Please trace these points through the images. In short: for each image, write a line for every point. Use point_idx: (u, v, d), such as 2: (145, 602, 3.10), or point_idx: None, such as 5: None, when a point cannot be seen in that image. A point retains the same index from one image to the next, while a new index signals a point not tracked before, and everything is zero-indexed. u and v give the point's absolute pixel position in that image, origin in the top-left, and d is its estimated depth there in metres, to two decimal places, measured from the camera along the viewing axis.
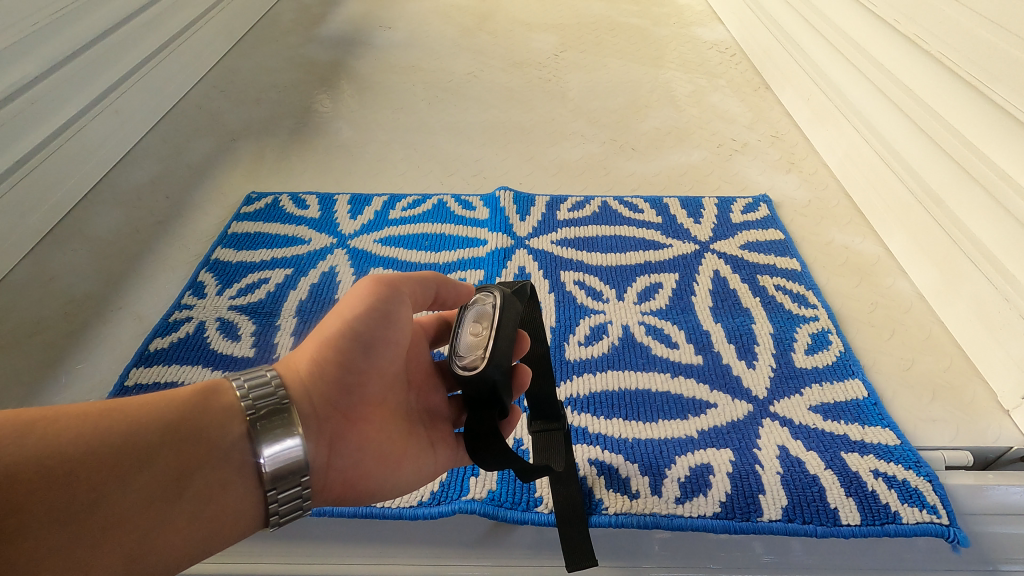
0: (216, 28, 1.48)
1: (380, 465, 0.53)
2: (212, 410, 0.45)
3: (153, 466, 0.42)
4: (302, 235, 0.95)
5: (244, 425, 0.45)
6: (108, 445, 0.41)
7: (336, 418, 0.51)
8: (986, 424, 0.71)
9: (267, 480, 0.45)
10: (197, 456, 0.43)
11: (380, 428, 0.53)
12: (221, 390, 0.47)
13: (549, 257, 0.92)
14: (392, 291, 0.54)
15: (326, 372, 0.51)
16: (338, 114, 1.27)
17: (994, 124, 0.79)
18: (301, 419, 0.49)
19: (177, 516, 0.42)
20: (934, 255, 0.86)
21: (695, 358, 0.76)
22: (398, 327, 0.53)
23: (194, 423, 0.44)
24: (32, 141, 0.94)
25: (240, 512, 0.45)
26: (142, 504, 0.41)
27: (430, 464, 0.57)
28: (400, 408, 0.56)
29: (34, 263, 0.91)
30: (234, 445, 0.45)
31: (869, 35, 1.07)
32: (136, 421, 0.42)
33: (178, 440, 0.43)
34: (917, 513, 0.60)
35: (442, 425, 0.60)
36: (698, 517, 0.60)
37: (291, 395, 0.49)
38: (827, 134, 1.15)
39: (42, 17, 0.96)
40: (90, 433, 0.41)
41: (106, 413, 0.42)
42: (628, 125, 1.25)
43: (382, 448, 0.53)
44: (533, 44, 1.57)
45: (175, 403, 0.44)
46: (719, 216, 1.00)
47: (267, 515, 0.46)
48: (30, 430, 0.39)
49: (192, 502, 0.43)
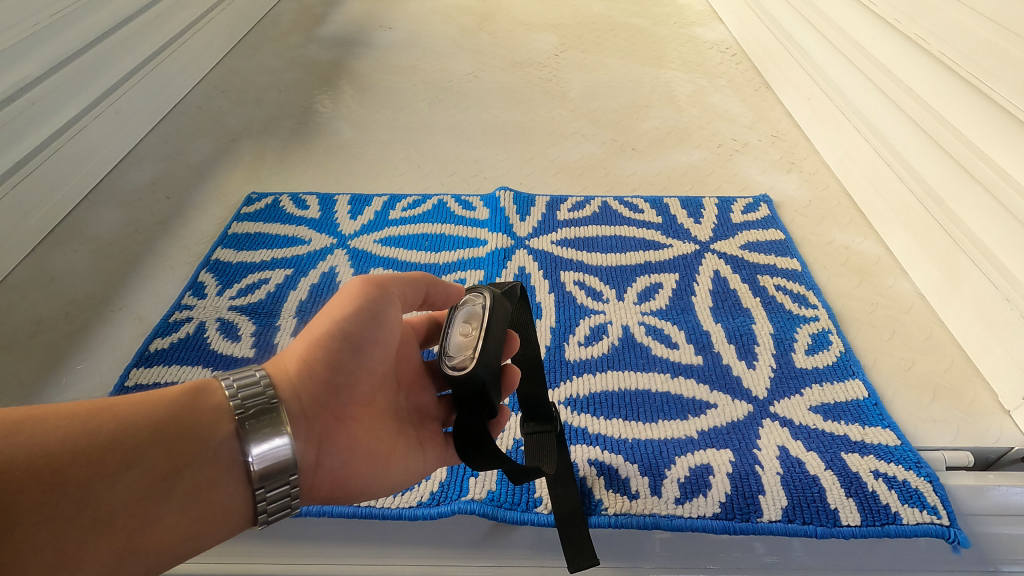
0: (217, 29, 1.48)
1: (369, 465, 0.53)
2: (201, 409, 0.45)
3: (142, 465, 0.42)
4: (302, 236, 0.96)
5: (232, 424, 0.45)
6: (97, 444, 0.41)
7: (325, 418, 0.51)
8: (987, 424, 0.71)
9: (255, 479, 0.45)
10: (185, 455, 0.43)
11: (369, 428, 0.53)
12: (210, 390, 0.47)
13: (549, 257, 0.92)
14: (382, 292, 0.54)
15: (316, 373, 0.51)
16: (339, 114, 1.27)
17: (994, 123, 0.79)
18: (290, 419, 0.49)
19: (165, 515, 0.42)
20: (935, 255, 0.86)
21: (695, 358, 0.76)
22: (388, 327, 0.54)
23: (183, 423, 0.44)
24: (33, 141, 0.94)
25: (228, 511, 0.45)
26: (131, 503, 0.41)
27: (419, 463, 0.57)
28: (389, 408, 0.56)
29: (35, 263, 0.91)
30: (223, 444, 0.45)
31: (870, 34, 1.07)
32: (125, 421, 0.42)
33: (166, 439, 0.43)
34: (917, 514, 0.60)
35: (431, 424, 0.60)
36: (698, 517, 0.60)
37: (280, 395, 0.49)
38: (828, 134, 1.15)
39: (43, 18, 0.97)
40: (78, 432, 0.41)
41: (95, 412, 0.42)
42: (629, 125, 1.25)
43: (371, 449, 0.53)
44: (533, 44, 1.56)
45: (165, 403, 0.44)
46: (719, 216, 1.00)
47: (255, 514, 0.46)
48: (20, 429, 0.39)
49: (180, 501, 0.43)
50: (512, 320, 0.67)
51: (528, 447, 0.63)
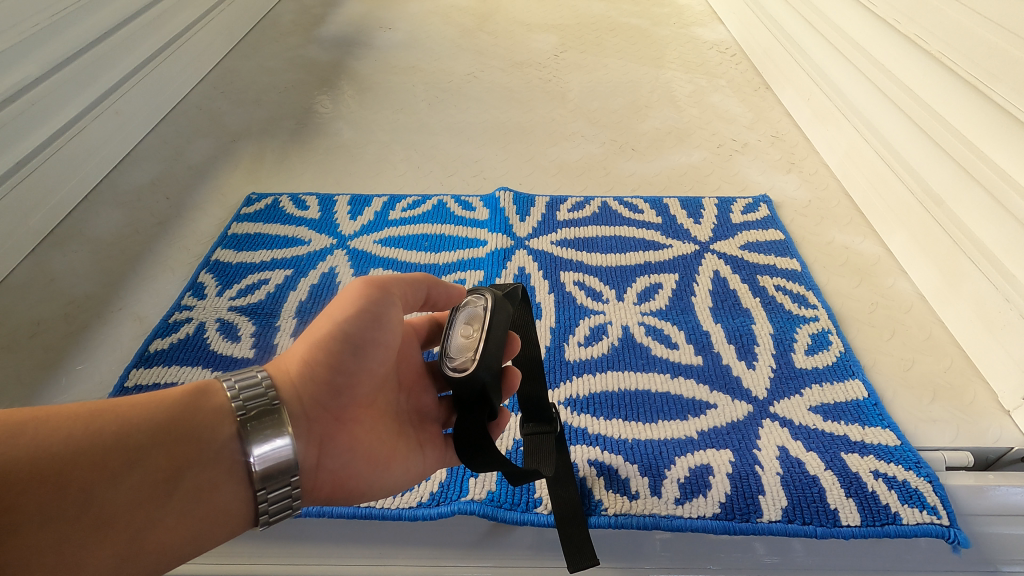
0: (217, 29, 1.48)
1: (369, 466, 0.53)
2: (203, 411, 0.45)
3: (143, 466, 0.42)
4: (302, 236, 0.96)
5: (235, 426, 0.45)
6: (99, 445, 0.41)
7: (326, 419, 0.51)
8: (986, 424, 0.71)
9: (256, 480, 0.45)
10: (186, 456, 0.43)
11: (370, 429, 0.53)
12: (212, 391, 0.46)
13: (549, 257, 0.92)
14: (382, 293, 0.54)
15: (316, 373, 0.51)
16: (339, 115, 1.27)
17: (994, 123, 0.79)
18: (291, 419, 0.49)
19: (167, 516, 0.42)
20: (935, 255, 0.86)
21: (695, 358, 0.76)
22: (388, 328, 0.53)
23: (185, 424, 0.44)
24: (33, 141, 0.94)
25: (229, 512, 0.45)
26: (132, 504, 0.41)
27: (419, 464, 0.57)
28: (389, 409, 0.56)
29: (36, 263, 0.91)
30: (224, 445, 0.45)
31: (870, 35, 1.07)
32: (127, 422, 0.42)
33: (168, 440, 0.43)
34: (917, 514, 0.60)
35: (431, 425, 0.60)
36: (698, 518, 0.60)
37: (281, 396, 0.49)
38: (827, 134, 1.15)
39: (43, 19, 0.97)
40: (81, 434, 0.41)
41: (97, 413, 0.42)
42: (629, 125, 1.25)
43: (372, 450, 0.53)
44: (533, 44, 1.57)
45: (166, 404, 0.44)
46: (719, 216, 1.00)
47: (256, 515, 0.46)
48: (21, 431, 0.39)
49: (182, 502, 0.43)
50: (512, 322, 0.67)
51: (527, 447, 0.62)
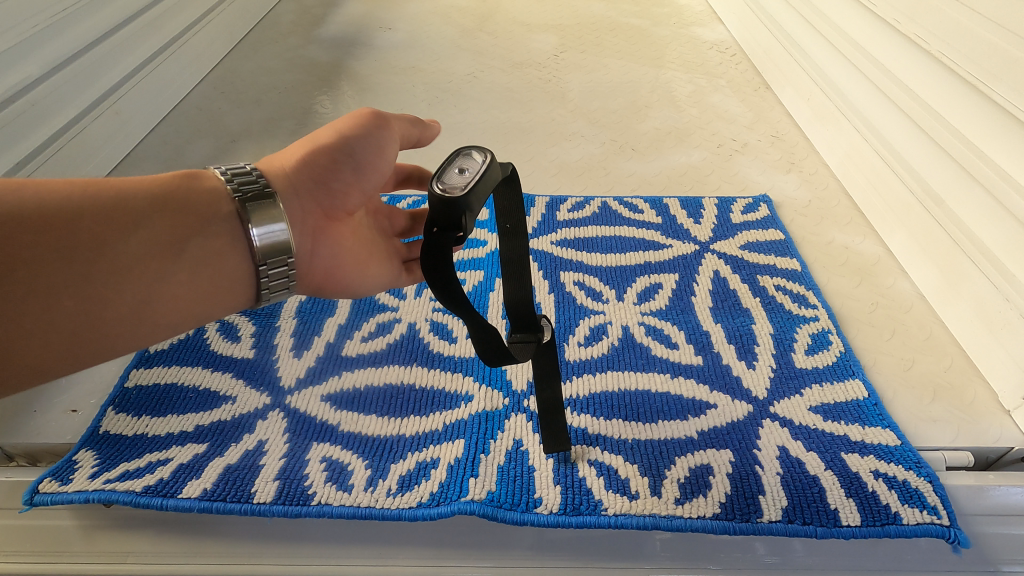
0: (217, 29, 1.48)
1: (353, 267, 0.62)
2: (197, 189, 0.50)
3: (145, 228, 0.47)
4: None
5: (232, 205, 0.51)
6: (100, 203, 0.46)
7: (318, 216, 0.58)
8: (987, 424, 0.71)
9: (258, 254, 0.51)
10: (187, 227, 0.49)
11: (352, 234, 0.61)
12: (204, 176, 0.52)
13: (549, 257, 0.92)
14: (385, 125, 0.60)
15: (309, 166, 0.57)
16: (339, 115, 1.27)
17: (995, 123, 0.79)
18: (288, 209, 0.56)
19: (176, 272, 0.48)
20: (935, 255, 0.86)
21: (695, 358, 0.76)
22: (386, 159, 0.60)
23: (182, 198, 0.49)
24: (33, 141, 0.94)
25: (234, 281, 0.51)
26: (143, 256, 0.47)
27: (384, 279, 0.67)
28: (363, 224, 0.64)
29: None
30: (225, 219, 0.51)
31: (870, 34, 1.07)
32: (124, 189, 0.47)
33: (165, 209, 0.48)
34: (917, 514, 0.60)
35: (392, 242, 0.69)
36: (698, 517, 0.60)
37: (275, 183, 0.56)
38: (827, 134, 1.15)
39: (43, 19, 0.97)
40: (81, 196, 0.46)
41: (90, 184, 0.46)
42: (629, 125, 1.25)
43: (355, 255, 0.62)
44: (533, 44, 1.57)
45: (158, 181, 0.49)
46: (719, 216, 1.00)
47: (259, 289, 0.53)
48: (21, 189, 0.44)
49: (190, 262, 0.49)
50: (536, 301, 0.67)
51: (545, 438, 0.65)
